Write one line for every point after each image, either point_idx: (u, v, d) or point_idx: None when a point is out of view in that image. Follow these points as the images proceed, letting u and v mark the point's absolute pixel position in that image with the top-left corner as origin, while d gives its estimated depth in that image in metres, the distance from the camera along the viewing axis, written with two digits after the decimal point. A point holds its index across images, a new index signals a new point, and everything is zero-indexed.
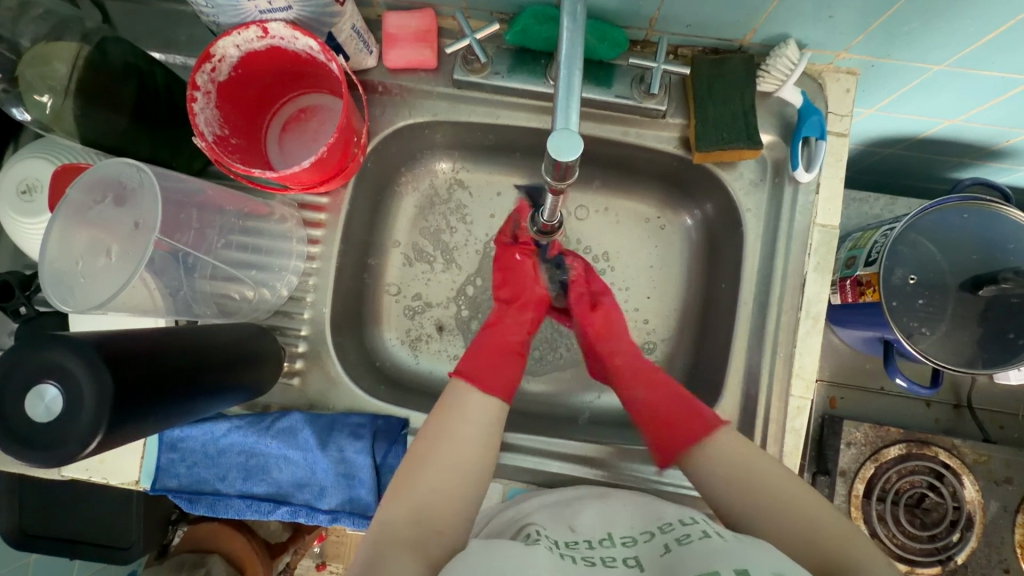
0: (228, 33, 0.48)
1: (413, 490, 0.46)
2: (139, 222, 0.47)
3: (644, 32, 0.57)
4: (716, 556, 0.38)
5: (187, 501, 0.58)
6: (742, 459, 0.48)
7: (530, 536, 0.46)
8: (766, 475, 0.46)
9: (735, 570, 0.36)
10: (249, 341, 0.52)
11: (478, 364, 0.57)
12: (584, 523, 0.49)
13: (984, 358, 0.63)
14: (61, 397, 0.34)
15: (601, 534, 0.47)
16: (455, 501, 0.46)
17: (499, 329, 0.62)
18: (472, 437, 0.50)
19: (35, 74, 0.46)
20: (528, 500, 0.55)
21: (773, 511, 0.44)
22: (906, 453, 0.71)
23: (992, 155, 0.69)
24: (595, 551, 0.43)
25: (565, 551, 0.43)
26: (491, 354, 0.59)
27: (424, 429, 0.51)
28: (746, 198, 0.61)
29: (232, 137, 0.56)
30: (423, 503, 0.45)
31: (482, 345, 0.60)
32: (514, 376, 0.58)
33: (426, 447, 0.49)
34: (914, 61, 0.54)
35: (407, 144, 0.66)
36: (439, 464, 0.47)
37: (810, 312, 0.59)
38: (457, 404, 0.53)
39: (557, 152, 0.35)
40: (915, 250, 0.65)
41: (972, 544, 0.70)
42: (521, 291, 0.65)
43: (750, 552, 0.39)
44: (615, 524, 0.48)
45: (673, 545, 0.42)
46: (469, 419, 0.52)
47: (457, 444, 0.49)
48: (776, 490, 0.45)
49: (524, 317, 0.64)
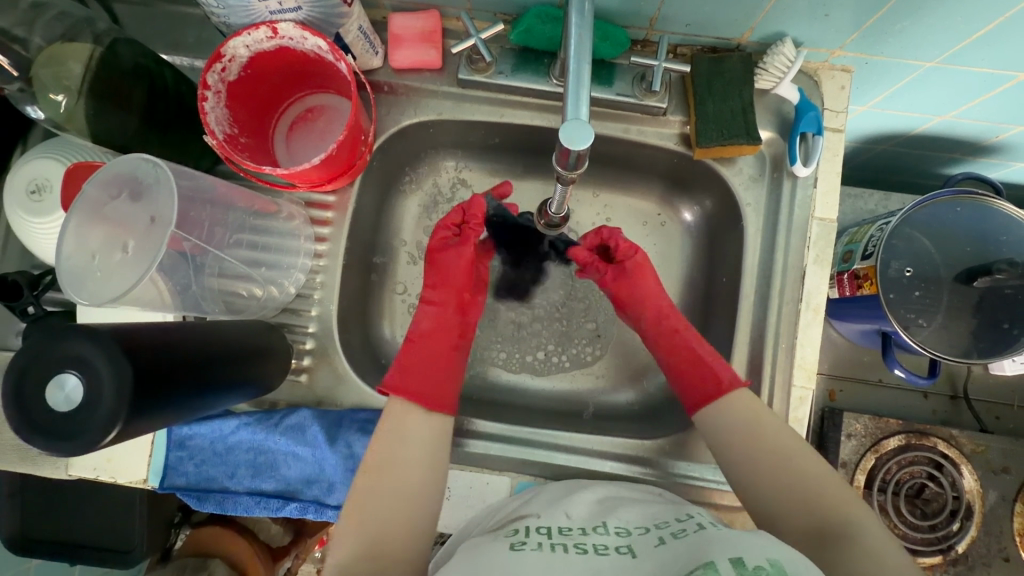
0: (239, 33, 0.49)
1: (370, 513, 0.46)
2: (154, 217, 0.48)
3: (644, 32, 0.58)
4: (708, 547, 0.38)
5: (196, 498, 0.59)
6: (767, 442, 0.50)
7: (519, 530, 0.46)
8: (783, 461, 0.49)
9: (729, 560, 0.36)
10: (256, 336, 0.53)
11: (415, 376, 0.57)
12: (579, 510, 0.49)
13: (979, 348, 0.64)
14: (81, 387, 0.34)
15: (595, 520, 0.46)
16: (407, 529, 0.47)
17: (426, 335, 0.61)
18: (416, 459, 0.51)
19: (49, 73, 0.47)
20: (534, 497, 0.54)
21: (788, 497, 0.47)
22: (905, 443, 0.72)
23: (983, 150, 0.71)
24: (588, 537, 0.44)
25: (555, 542, 0.43)
26: (428, 363, 0.59)
27: (367, 459, 0.49)
28: (746, 192, 0.63)
29: (241, 136, 0.57)
30: (378, 533, 0.45)
31: (418, 355, 0.59)
32: (450, 384, 0.58)
33: (373, 482, 0.48)
34: (905, 58, 0.56)
35: (413, 143, 0.67)
36: (388, 497, 0.47)
37: (811, 304, 0.60)
38: (394, 427, 0.52)
39: (568, 141, 0.36)
40: (910, 244, 0.66)
41: (973, 533, 0.71)
42: (446, 291, 0.64)
43: (743, 537, 0.39)
44: (612, 513, 0.48)
45: (668, 538, 0.42)
46: (413, 443, 0.51)
47: (404, 474, 0.49)
48: (789, 472, 0.48)
49: (443, 314, 0.63)
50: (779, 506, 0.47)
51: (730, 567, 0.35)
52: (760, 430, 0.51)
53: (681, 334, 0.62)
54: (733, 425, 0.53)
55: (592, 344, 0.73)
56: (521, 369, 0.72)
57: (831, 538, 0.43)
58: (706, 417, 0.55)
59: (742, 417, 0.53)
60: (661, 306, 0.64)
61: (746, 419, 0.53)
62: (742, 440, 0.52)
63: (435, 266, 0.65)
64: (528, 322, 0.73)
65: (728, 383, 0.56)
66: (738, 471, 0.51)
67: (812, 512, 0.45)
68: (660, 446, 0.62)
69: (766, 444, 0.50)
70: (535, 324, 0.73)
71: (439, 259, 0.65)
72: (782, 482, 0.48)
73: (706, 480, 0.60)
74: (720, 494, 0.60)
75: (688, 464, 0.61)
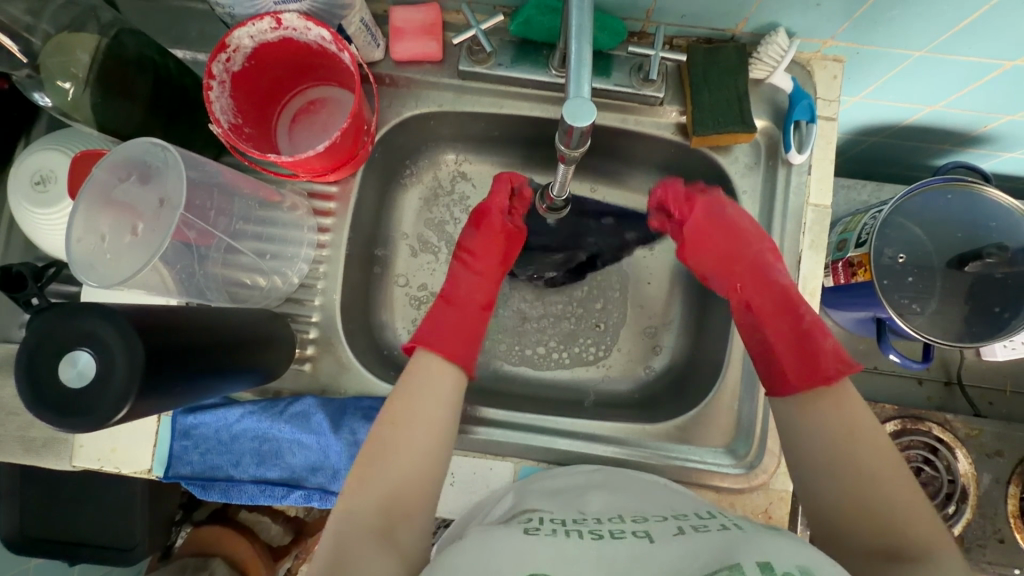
0: (243, 23, 0.50)
1: (380, 475, 0.45)
2: (163, 199, 0.48)
3: (641, 23, 0.60)
4: (733, 548, 0.38)
5: (201, 487, 0.59)
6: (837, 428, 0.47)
7: (532, 518, 0.45)
8: (846, 450, 0.46)
9: (758, 564, 0.36)
10: (260, 324, 0.53)
11: (430, 329, 0.57)
12: (593, 505, 0.49)
13: (971, 332, 0.65)
14: (93, 362, 0.35)
15: (610, 514, 0.46)
16: (419, 495, 0.46)
17: (460, 299, 0.61)
18: (428, 446, 0.48)
19: (56, 63, 0.47)
20: (530, 489, 0.54)
21: (858, 511, 0.44)
22: (902, 428, 0.74)
23: (971, 140, 0.73)
24: (602, 525, 0.44)
25: (569, 528, 0.43)
26: (458, 323, 0.59)
27: (389, 411, 0.49)
28: (744, 180, 0.64)
29: (244, 126, 0.58)
30: (390, 491, 0.44)
31: (443, 317, 0.59)
32: (470, 349, 0.57)
33: (391, 434, 0.47)
34: (896, 47, 0.57)
35: (414, 135, 0.68)
36: (407, 455, 0.46)
37: (807, 288, 0.61)
38: (410, 411, 0.49)
39: (573, 118, 0.37)
40: (902, 232, 0.68)
41: (968, 516, 0.72)
42: (483, 259, 0.65)
43: (769, 539, 0.39)
44: (625, 509, 0.48)
45: (688, 528, 0.43)
46: (437, 404, 0.50)
47: (421, 429, 0.48)
48: (874, 494, 0.44)
49: (481, 282, 0.64)
50: (846, 518, 0.44)
51: (758, 570, 0.35)
52: (856, 441, 0.46)
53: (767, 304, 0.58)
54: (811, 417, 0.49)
55: (592, 335, 0.73)
56: (521, 361, 0.73)
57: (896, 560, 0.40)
58: None
59: (838, 423, 0.48)
60: (745, 270, 0.61)
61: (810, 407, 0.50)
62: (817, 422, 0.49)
63: (480, 227, 0.66)
64: (528, 314, 0.74)
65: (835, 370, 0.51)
66: (801, 460, 0.48)
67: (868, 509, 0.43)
68: (660, 431, 0.63)
69: (831, 431, 0.47)
70: (534, 315, 0.74)
71: (493, 220, 0.66)
72: (844, 480, 0.45)
73: (706, 463, 0.60)
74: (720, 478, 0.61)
75: (688, 448, 0.61)
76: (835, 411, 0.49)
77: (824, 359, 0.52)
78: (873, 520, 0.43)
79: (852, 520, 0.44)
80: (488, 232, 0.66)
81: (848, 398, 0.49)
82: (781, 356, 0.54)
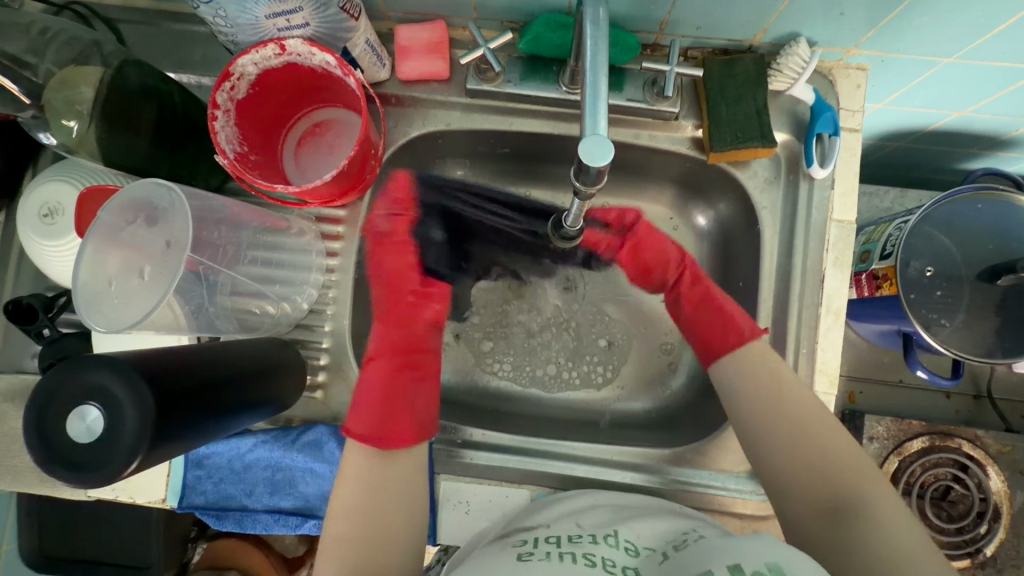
0: (247, 51, 0.49)
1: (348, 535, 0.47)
2: (170, 241, 0.48)
3: (654, 36, 0.58)
4: (706, 555, 0.38)
5: (215, 518, 0.59)
6: (788, 411, 0.50)
7: (527, 541, 0.43)
8: (803, 425, 0.49)
9: (727, 567, 0.36)
10: (270, 354, 0.52)
11: (365, 403, 0.56)
12: (590, 521, 0.46)
13: (1004, 347, 0.62)
14: (102, 418, 0.34)
15: (606, 531, 0.44)
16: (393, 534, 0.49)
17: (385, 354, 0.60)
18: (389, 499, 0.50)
19: (61, 99, 0.47)
20: (542, 510, 0.52)
21: (809, 476, 0.47)
22: (929, 445, 0.71)
23: (1001, 144, 0.69)
24: (598, 547, 0.41)
25: (564, 551, 0.40)
26: (383, 387, 0.58)
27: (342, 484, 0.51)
28: (762, 196, 0.61)
29: (250, 153, 0.57)
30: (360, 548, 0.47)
31: (379, 378, 0.58)
32: (422, 415, 0.58)
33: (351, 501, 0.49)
34: (924, 54, 0.54)
35: (421, 154, 0.66)
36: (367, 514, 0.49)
37: (830, 307, 0.59)
38: (358, 462, 0.52)
39: (589, 158, 0.36)
40: (930, 243, 0.65)
41: (1000, 535, 0.70)
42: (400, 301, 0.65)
43: (740, 544, 0.39)
44: (624, 523, 0.45)
45: (670, 551, 0.41)
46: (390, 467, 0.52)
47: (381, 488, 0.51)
48: (830, 465, 0.46)
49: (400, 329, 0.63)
50: (798, 483, 0.47)
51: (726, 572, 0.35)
52: (810, 418, 0.49)
53: (702, 283, 0.64)
54: (746, 388, 0.53)
55: (604, 356, 0.72)
56: (533, 383, 0.71)
57: (846, 518, 0.43)
58: (738, 395, 0.53)
59: (767, 396, 0.51)
60: (676, 256, 0.67)
61: (744, 395, 0.53)
62: (757, 395, 0.52)
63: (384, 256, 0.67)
64: (539, 331, 0.72)
65: (747, 335, 0.57)
66: (750, 430, 0.51)
67: (823, 488, 0.46)
68: (678, 455, 0.61)
69: (777, 412, 0.50)
70: (545, 332, 0.72)
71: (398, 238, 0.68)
72: (801, 451, 0.48)
73: (726, 489, 0.59)
74: (742, 504, 0.59)
75: (708, 473, 0.60)
76: (792, 401, 0.50)
77: (732, 326, 0.58)
78: (826, 497, 0.45)
79: (805, 489, 0.46)
80: (401, 257, 0.67)
81: (771, 361, 0.54)
82: (706, 333, 0.60)
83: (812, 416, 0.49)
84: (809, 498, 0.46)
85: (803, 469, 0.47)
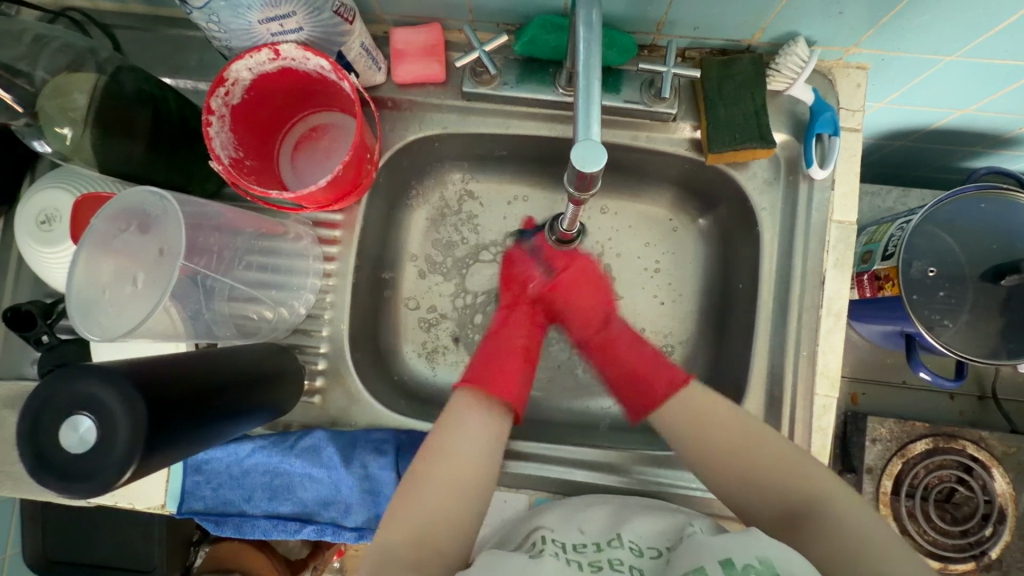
0: (241, 57, 0.49)
1: (417, 501, 0.46)
2: (162, 248, 0.48)
3: (651, 36, 0.57)
4: (695, 551, 0.38)
5: (214, 523, 0.58)
6: (721, 437, 0.50)
7: (535, 539, 0.43)
8: (737, 449, 0.49)
9: (719, 563, 0.36)
10: (268, 360, 0.52)
11: (482, 369, 0.57)
12: (594, 525, 0.46)
13: (1008, 347, 0.62)
14: (95, 428, 0.34)
15: (609, 534, 0.44)
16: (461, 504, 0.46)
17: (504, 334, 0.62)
18: (463, 469, 0.48)
19: (55, 106, 0.47)
20: (546, 509, 0.51)
21: (762, 491, 0.47)
22: (933, 447, 0.70)
23: (1004, 143, 0.69)
24: (603, 554, 0.41)
25: (571, 557, 0.41)
26: (496, 357, 0.58)
27: (425, 447, 0.49)
28: (761, 197, 0.61)
29: (246, 159, 0.56)
30: (427, 518, 0.45)
31: (490, 351, 0.59)
32: (521, 388, 0.57)
33: (428, 467, 0.47)
34: (925, 53, 0.54)
35: (418, 157, 0.66)
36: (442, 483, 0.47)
37: (831, 309, 0.58)
38: (440, 441, 0.49)
39: (582, 163, 0.36)
40: (933, 242, 0.64)
41: (1005, 538, 0.69)
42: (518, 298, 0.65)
43: (730, 539, 0.38)
44: (626, 524, 0.45)
45: (664, 551, 0.42)
46: (473, 438, 0.50)
47: (459, 460, 0.48)
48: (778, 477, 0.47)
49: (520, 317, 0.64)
50: (754, 499, 0.47)
51: (719, 569, 0.35)
52: (742, 442, 0.49)
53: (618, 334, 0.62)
54: (673, 429, 0.53)
55: None
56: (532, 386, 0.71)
57: (807, 520, 0.44)
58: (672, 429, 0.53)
59: (690, 429, 0.52)
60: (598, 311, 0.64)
61: (694, 411, 0.52)
62: (682, 432, 0.52)
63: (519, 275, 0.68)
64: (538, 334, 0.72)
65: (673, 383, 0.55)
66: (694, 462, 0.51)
67: (778, 495, 0.46)
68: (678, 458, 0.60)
69: (711, 440, 0.50)
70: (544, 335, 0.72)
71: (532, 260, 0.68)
72: (747, 470, 0.48)
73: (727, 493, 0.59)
74: None
75: None
76: (716, 431, 0.50)
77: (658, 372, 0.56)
78: (784, 504, 0.46)
79: (762, 504, 0.47)
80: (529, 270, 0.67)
81: (701, 396, 0.53)
82: (632, 382, 0.58)
83: (745, 436, 0.49)
84: (770, 513, 0.46)
85: (753, 486, 0.48)
